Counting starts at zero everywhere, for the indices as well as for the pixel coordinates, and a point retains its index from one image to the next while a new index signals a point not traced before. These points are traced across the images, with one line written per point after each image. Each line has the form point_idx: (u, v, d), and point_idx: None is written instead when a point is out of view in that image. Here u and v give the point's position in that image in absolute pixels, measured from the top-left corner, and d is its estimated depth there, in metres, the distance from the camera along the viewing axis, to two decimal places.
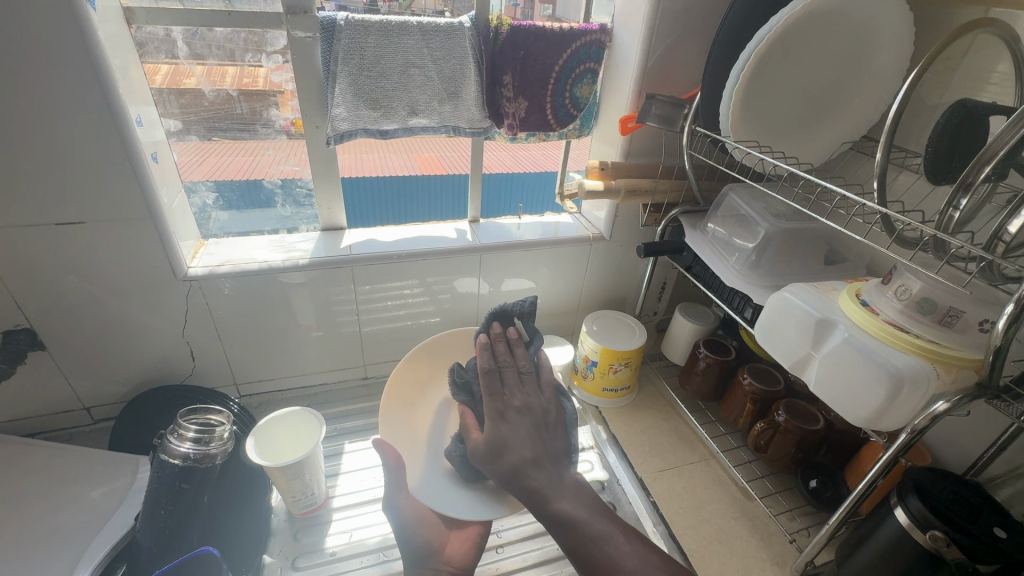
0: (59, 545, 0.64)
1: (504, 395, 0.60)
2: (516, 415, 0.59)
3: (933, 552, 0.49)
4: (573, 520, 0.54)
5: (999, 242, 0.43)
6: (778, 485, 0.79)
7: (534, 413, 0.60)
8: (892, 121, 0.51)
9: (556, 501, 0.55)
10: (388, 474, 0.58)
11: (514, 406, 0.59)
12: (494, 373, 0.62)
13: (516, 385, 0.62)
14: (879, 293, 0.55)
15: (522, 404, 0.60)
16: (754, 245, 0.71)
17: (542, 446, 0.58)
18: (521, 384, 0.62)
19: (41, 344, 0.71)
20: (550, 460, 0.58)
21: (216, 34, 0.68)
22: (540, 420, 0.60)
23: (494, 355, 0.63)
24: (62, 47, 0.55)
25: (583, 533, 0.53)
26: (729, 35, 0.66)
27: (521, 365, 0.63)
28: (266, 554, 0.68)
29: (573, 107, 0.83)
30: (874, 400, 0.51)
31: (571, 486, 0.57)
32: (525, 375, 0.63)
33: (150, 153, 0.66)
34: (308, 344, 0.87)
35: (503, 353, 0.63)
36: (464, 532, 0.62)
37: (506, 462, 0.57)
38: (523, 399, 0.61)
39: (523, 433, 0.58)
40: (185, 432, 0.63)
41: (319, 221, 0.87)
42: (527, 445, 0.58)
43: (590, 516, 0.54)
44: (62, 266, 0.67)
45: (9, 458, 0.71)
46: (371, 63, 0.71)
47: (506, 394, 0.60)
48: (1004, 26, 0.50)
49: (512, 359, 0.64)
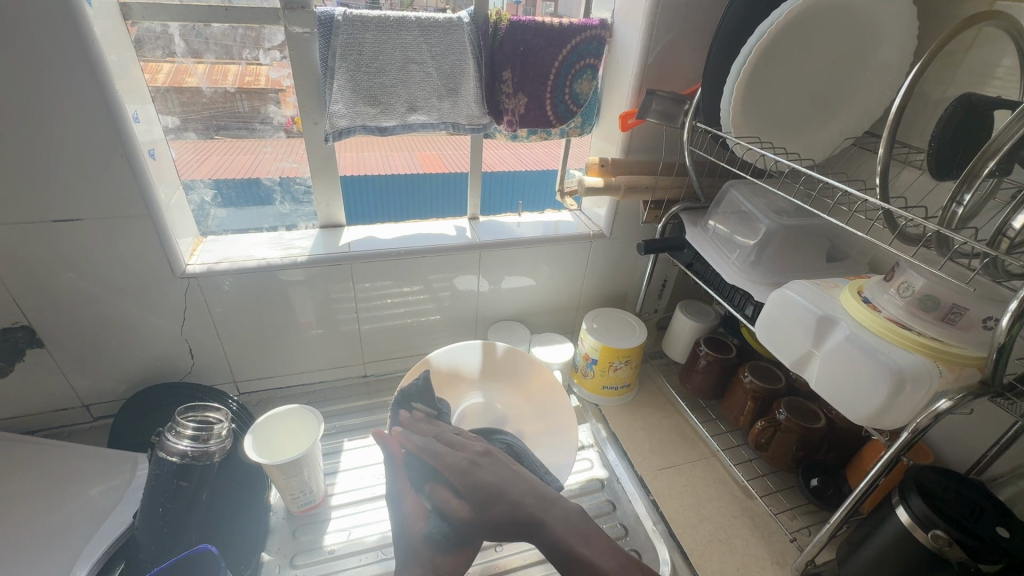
0: (58, 542, 0.64)
1: (455, 451, 0.59)
2: (487, 459, 0.57)
3: (935, 552, 0.48)
4: (575, 553, 0.49)
5: (1003, 238, 0.43)
6: (779, 483, 0.78)
7: (498, 455, 0.59)
8: (894, 116, 0.50)
9: (562, 534, 0.50)
10: (390, 464, 0.61)
11: (466, 459, 0.57)
12: (425, 445, 0.60)
13: (460, 442, 0.60)
14: (881, 290, 0.55)
15: (484, 451, 0.59)
16: (755, 242, 0.71)
17: (526, 480, 0.56)
18: (465, 442, 0.60)
19: (40, 342, 0.71)
20: (539, 495, 0.54)
21: (214, 30, 0.67)
22: (506, 461, 0.58)
23: (417, 428, 0.66)
24: (58, 43, 0.55)
25: (579, 562, 0.48)
26: (730, 30, 0.65)
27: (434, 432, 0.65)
28: (264, 552, 0.68)
29: (573, 104, 0.83)
30: (875, 398, 0.50)
31: (572, 510, 0.53)
32: (461, 435, 0.63)
33: (147, 150, 0.66)
34: (307, 342, 0.87)
35: (412, 439, 0.62)
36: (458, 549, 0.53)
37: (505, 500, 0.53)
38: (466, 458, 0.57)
39: (504, 474, 0.56)
40: (183, 430, 0.63)
41: (319, 218, 0.86)
42: (518, 482, 0.55)
43: (602, 552, 0.49)
44: (59, 264, 0.67)
45: (8, 456, 0.71)
46: (370, 59, 0.70)
47: (458, 451, 0.59)
48: (1009, 18, 0.49)
49: (436, 430, 0.65)
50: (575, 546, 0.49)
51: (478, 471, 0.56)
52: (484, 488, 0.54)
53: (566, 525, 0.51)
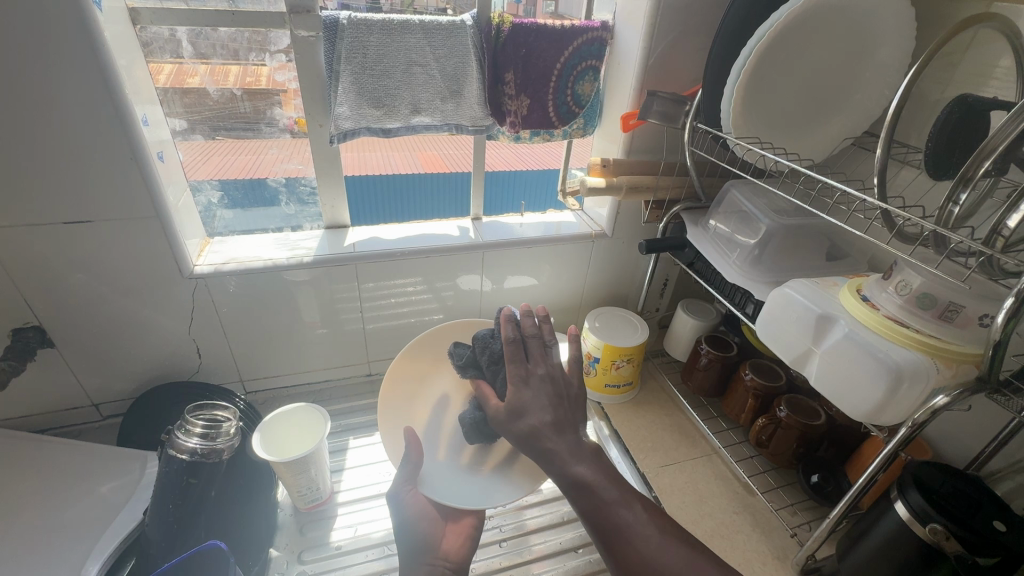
0: (70, 539, 0.65)
1: (526, 365, 0.56)
2: (540, 385, 0.54)
3: (932, 546, 0.49)
4: (590, 486, 0.50)
5: (998, 237, 0.44)
6: (779, 480, 0.79)
7: (555, 384, 0.55)
8: (892, 117, 0.51)
9: (572, 463, 0.50)
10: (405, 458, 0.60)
11: (536, 374, 0.55)
12: (518, 349, 0.56)
13: (533, 357, 0.57)
14: (879, 288, 0.55)
15: (544, 374, 0.55)
16: (756, 241, 0.72)
17: (560, 411, 0.53)
18: (544, 358, 0.57)
19: (50, 342, 0.72)
20: (562, 423, 0.53)
21: (220, 34, 0.68)
22: (566, 398, 0.55)
23: (518, 328, 0.58)
24: (68, 48, 0.56)
25: (597, 496, 0.49)
26: (730, 33, 0.66)
27: (543, 339, 0.59)
28: (272, 548, 0.69)
29: (575, 104, 0.84)
30: (874, 395, 0.51)
31: (587, 449, 0.53)
32: (550, 351, 0.58)
33: (155, 153, 0.67)
34: (312, 341, 0.88)
35: (527, 326, 0.59)
36: (459, 525, 0.61)
37: (526, 426, 0.52)
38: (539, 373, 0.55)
39: (542, 400, 0.54)
40: (193, 428, 0.64)
41: (323, 220, 0.87)
42: (545, 406, 0.53)
43: (601, 476, 0.50)
44: (70, 265, 0.68)
45: (20, 454, 0.72)
46: (374, 62, 0.71)
47: (528, 363, 0.56)
48: (1004, 20, 0.50)
49: (539, 332, 0.59)
50: (576, 463, 0.50)
51: (528, 393, 0.54)
52: (529, 402, 0.53)
53: (577, 455, 0.51)
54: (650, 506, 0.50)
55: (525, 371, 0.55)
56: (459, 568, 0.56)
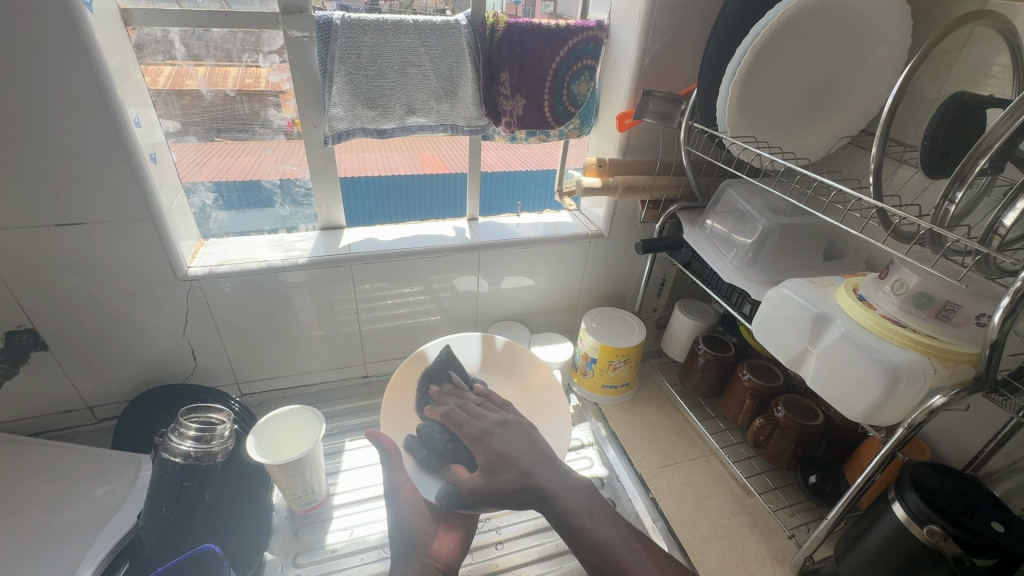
0: (63, 543, 0.64)
1: (475, 421, 0.65)
2: (503, 428, 0.63)
3: (930, 547, 0.48)
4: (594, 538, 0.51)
5: (994, 235, 0.43)
6: (777, 481, 0.79)
7: (511, 425, 0.64)
8: (887, 115, 0.50)
9: (565, 500, 0.53)
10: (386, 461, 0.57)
11: (491, 421, 0.64)
12: (453, 414, 0.69)
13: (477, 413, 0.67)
14: (876, 288, 0.55)
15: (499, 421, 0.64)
16: (752, 241, 0.71)
17: (539, 450, 0.59)
18: (486, 408, 0.68)
19: (44, 345, 0.72)
20: (546, 460, 0.58)
21: (213, 34, 0.68)
22: (522, 429, 0.63)
23: (444, 401, 0.72)
24: (59, 49, 0.55)
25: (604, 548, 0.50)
26: (726, 32, 0.65)
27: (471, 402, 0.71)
28: (267, 552, 0.68)
29: (571, 104, 0.83)
30: (871, 395, 0.51)
31: (583, 486, 0.55)
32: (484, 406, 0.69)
33: (149, 154, 0.67)
34: (308, 343, 0.87)
35: (448, 399, 0.72)
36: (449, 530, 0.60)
37: (516, 468, 0.56)
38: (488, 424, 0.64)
39: (518, 444, 0.60)
40: (186, 431, 0.63)
41: (319, 221, 0.87)
42: (527, 450, 0.58)
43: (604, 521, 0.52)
44: (63, 267, 0.67)
45: (13, 458, 0.71)
46: (368, 62, 0.71)
47: (477, 416, 0.66)
48: (1001, 17, 0.49)
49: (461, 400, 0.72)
50: (574, 502, 0.53)
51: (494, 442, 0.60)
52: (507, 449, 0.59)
53: (569, 489, 0.54)
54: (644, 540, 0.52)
55: (483, 421, 0.64)
56: (448, 569, 0.55)
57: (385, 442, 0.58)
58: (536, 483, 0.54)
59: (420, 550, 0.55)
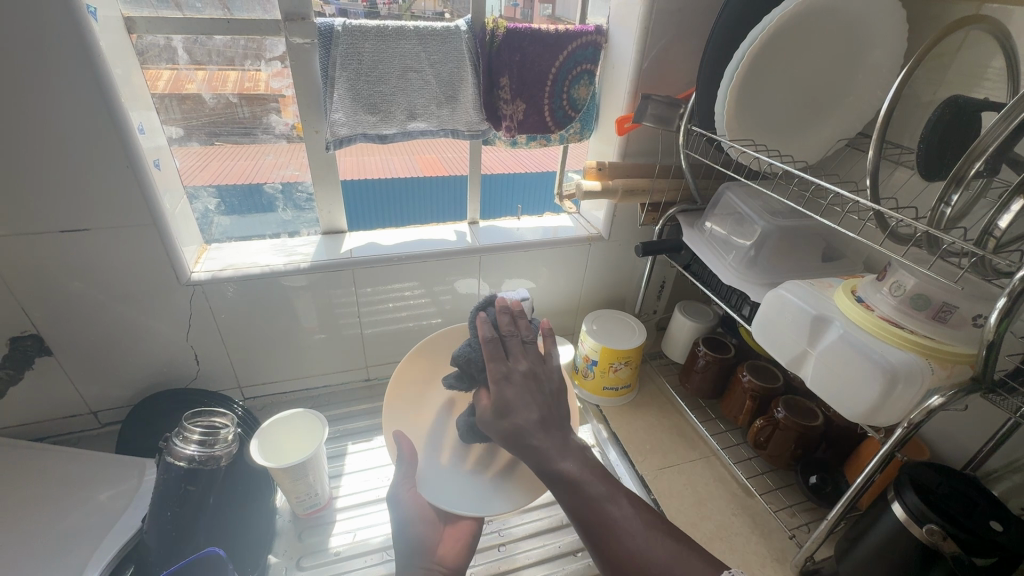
0: (69, 548, 0.65)
1: (507, 362, 0.58)
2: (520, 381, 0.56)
3: (930, 547, 0.49)
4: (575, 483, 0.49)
5: (989, 238, 0.44)
6: (778, 481, 0.79)
7: (538, 378, 0.57)
8: (883, 119, 0.51)
9: (558, 460, 0.50)
10: (400, 463, 0.62)
11: (517, 371, 0.57)
12: (505, 341, 0.60)
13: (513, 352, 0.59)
14: (874, 289, 0.56)
15: (525, 370, 0.57)
16: (751, 243, 0.72)
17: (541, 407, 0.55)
18: (524, 352, 0.60)
19: (48, 350, 0.72)
20: (545, 421, 0.54)
21: (216, 41, 0.69)
22: (542, 390, 0.57)
23: (499, 323, 0.61)
24: (63, 58, 0.56)
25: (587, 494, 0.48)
26: (722, 39, 0.66)
27: (522, 334, 0.61)
28: (271, 555, 0.69)
29: (571, 108, 0.84)
30: (869, 396, 0.51)
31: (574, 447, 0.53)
32: (529, 345, 0.61)
33: (152, 160, 0.67)
34: (311, 347, 0.88)
35: (505, 324, 0.61)
36: (456, 529, 0.61)
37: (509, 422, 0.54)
38: (522, 368, 0.57)
39: (526, 398, 0.55)
40: (190, 435, 0.64)
41: (321, 225, 0.87)
42: (531, 406, 0.55)
43: (589, 474, 0.50)
44: (67, 273, 0.68)
45: (18, 463, 0.72)
46: (369, 67, 0.71)
47: (508, 360, 0.58)
48: (994, 22, 0.50)
49: (515, 330, 0.61)
50: (566, 463, 0.50)
51: (508, 393, 0.55)
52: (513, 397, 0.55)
53: (564, 453, 0.51)
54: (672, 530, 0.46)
55: (511, 365, 0.58)
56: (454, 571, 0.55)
57: (402, 442, 0.63)
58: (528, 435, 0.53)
59: (427, 556, 0.56)
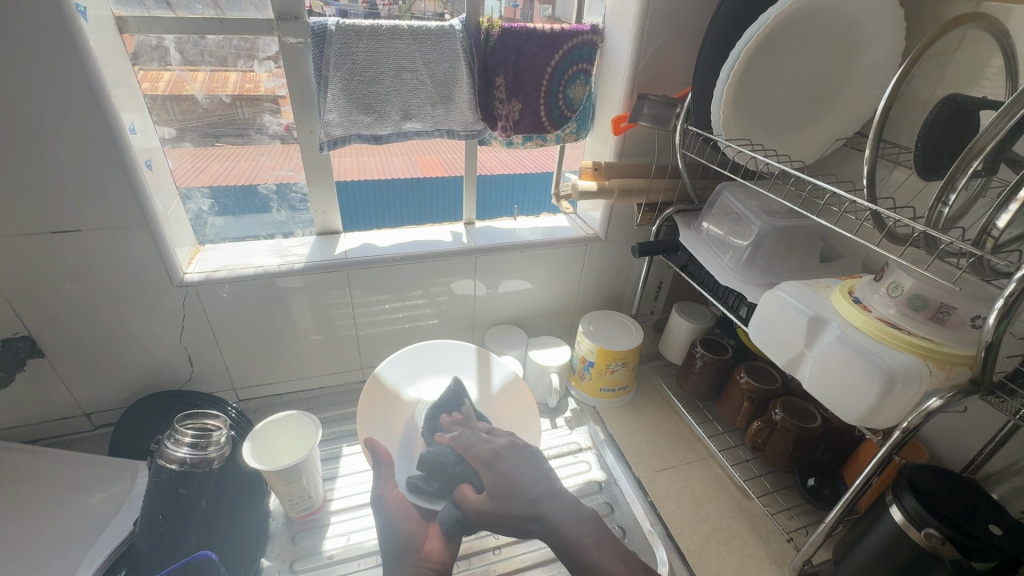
0: (60, 551, 0.64)
1: (488, 442, 0.71)
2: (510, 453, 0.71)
3: (929, 551, 0.48)
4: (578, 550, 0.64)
5: (988, 238, 0.43)
6: (776, 484, 0.78)
7: (518, 447, 0.72)
8: (880, 116, 0.50)
9: (561, 522, 0.66)
10: (377, 467, 0.68)
11: (500, 442, 0.72)
12: (464, 439, 0.71)
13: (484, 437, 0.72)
14: (871, 290, 0.55)
15: (507, 442, 0.72)
16: (748, 244, 0.71)
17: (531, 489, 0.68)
18: (490, 438, 0.72)
19: (40, 352, 0.72)
20: (552, 496, 0.68)
21: (209, 41, 0.68)
22: (527, 452, 0.72)
23: (457, 430, 0.73)
24: (53, 57, 0.56)
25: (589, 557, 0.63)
26: (719, 38, 0.66)
27: (483, 428, 0.74)
28: (264, 558, 0.68)
29: (567, 108, 0.83)
30: (867, 397, 0.50)
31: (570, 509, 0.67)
32: (493, 434, 0.73)
33: (144, 161, 0.67)
34: (306, 348, 0.87)
35: (462, 429, 0.73)
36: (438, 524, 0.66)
37: (518, 501, 0.66)
38: (490, 450, 0.70)
39: (525, 470, 0.69)
40: (182, 438, 0.63)
41: (315, 226, 0.87)
42: (532, 487, 0.68)
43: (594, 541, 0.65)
44: (58, 274, 0.67)
45: (9, 465, 0.71)
46: (363, 68, 0.71)
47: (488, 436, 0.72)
48: (993, 19, 0.49)
49: (472, 429, 0.74)
50: (580, 539, 0.65)
51: (504, 463, 0.69)
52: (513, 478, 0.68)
53: (565, 516, 0.66)
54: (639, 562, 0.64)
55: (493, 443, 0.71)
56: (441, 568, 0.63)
57: (377, 450, 0.70)
58: (546, 514, 0.66)
59: (412, 553, 0.63)
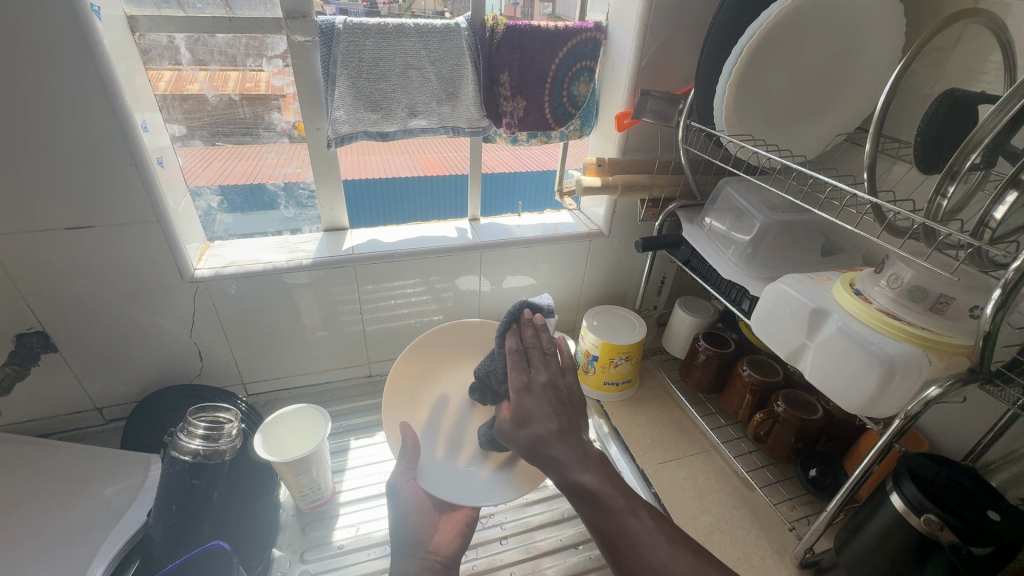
0: (75, 542, 0.65)
1: (528, 372, 0.60)
2: (541, 390, 0.58)
3: (927, 537, 0.49)
4: (618, 533, 0.49)
5: (986, 229, 0.44)
6: (778, 475, 0.79)
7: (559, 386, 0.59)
8: (880, 112, 0.51)
9: (577, 471, 0.52)
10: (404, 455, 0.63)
11: (538, 381, 0.59)
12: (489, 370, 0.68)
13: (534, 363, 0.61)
14: (872, 282, 0.56)
15: (546, 381, 0.59)
16: (750, 237, 0.72)
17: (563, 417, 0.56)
18: (544, 364, 0.62)
19: (53, 347, 0.73)
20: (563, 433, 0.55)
21: (218, 40, 0.69)
22: (563, 398, 0.59)
23: (521, 340, 0.64)
24: (68, 57, 0.57)
25: (606, 505, 0.51)
26: (720, 37, 0.67)
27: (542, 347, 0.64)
28: (275, 548, 0.69)
29: (571, 105, 0.84)
30: (867, 387, 0.52)
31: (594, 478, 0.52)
32: (551, 358, 0.63)
33: (156, 159, 0.68)
34: (314, 343, 0.89)
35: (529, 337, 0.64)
36: (451, 521, 0.62)
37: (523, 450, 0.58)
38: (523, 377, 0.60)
39: (545, 407, 0.56)
40: (194, 430, 0.65)
41: (322, 222, 0.88)
42: (552, 415, 0.56)
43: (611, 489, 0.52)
44: (72, 269, 0.69)
45: (24, 458, 0.73)
46: (370, 65, 0.72)
47: (531, 369, 0.60)
48: (991, 16, 0.50)
49: (538, 341, 0.64)
50: (582, 477, 0.52)
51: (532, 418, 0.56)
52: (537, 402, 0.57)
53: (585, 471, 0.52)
54: (693, 547, 0.49)
55: (529, 377, 0.59)
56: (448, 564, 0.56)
57: (408, 436, 0.65)
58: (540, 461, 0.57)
59: (422, 547, 0.57)
